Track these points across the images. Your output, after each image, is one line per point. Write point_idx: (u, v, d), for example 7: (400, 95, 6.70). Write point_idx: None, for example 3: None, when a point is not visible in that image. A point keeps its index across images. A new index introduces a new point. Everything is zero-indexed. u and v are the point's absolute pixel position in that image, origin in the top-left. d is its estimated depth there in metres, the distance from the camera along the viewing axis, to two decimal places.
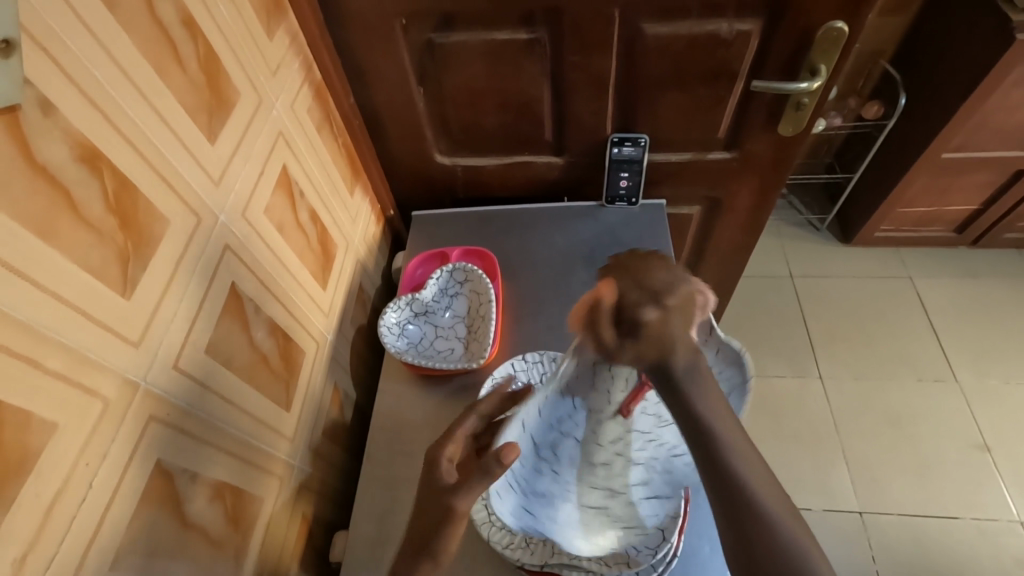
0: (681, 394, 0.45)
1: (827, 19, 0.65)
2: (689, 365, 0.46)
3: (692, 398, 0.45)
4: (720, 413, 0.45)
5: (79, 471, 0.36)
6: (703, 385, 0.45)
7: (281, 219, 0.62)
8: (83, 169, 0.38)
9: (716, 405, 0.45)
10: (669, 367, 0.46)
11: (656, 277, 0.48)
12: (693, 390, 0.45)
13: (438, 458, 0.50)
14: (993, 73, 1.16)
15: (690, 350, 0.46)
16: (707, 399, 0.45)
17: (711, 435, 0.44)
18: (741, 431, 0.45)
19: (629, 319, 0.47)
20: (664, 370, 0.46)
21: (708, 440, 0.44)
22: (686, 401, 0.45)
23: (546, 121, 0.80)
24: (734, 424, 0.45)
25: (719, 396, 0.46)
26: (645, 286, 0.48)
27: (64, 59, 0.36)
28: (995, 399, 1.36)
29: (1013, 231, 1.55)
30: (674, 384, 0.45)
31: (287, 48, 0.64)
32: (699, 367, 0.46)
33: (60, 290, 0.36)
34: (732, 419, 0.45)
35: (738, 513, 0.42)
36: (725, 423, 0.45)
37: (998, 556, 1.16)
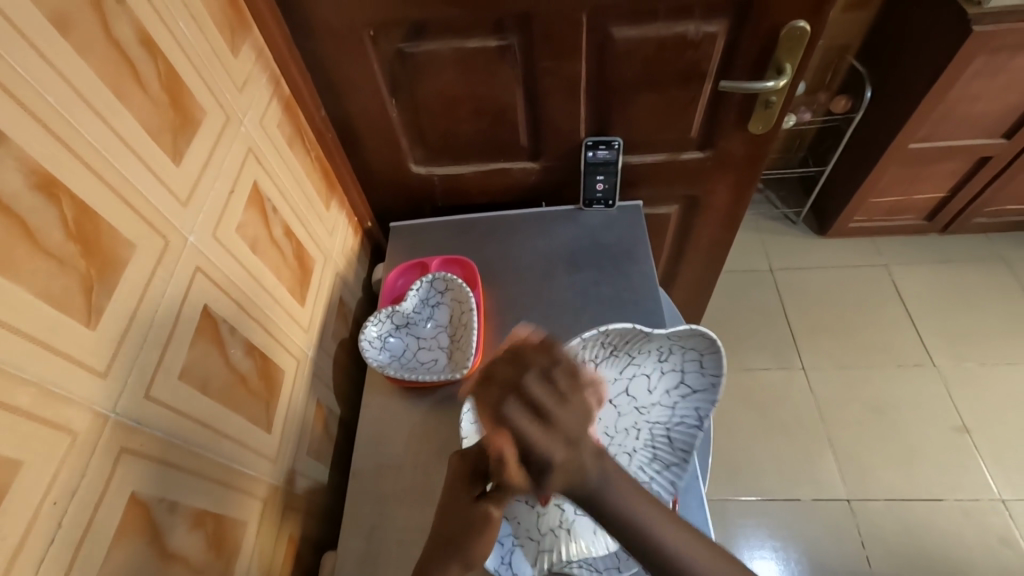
0: (602, 507, 0.43)
1: (790, 19, 0.66)
2: (601, 477, 0.43)
3: (612, 505, 0.43)
4: (643, 505, 0.44)
5: (47, 508, 0.35)
6: (620, 487, 0.43)
7: (254, 237, 0.61)
8: (39, 196, 0.37)
9: (635, 497, 0.44)
10: (584, 486, 0.42)
11: (551, 423, 0.41)
12: (612, 497, 0.43)
13: (455, 475, 0.51)
14: (953, 64, 1.19)
15: (599, 459, 0.43)
16: (623, 491, 0.43)
17: (647, 537, 0.43)
18: (674, 521, 0.44)
19: (533, 463, 0.41)
20: (578, 490, 0.43)
21: (644, 543, 0.43)
22: (607, 512, 0.43)
23: (521, 126, 0.80)
24: (664, 511, 0.44)
25: (637, 488, 0.44)
26: (550, 421, 0.41)
27: (15, 84, 0.35)
28: (973, 382, 1.39)
29: (982, 216, 1.59)
30: (592, 504, 0.43)
31: (254, 63, 0.64)
32: (610, 476, 0.43)
33: (20, 322, 0.35)
34: (656, 504, 0.44)
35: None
36: (653, 515, 0.44)
37: (983, 535, 1.18)
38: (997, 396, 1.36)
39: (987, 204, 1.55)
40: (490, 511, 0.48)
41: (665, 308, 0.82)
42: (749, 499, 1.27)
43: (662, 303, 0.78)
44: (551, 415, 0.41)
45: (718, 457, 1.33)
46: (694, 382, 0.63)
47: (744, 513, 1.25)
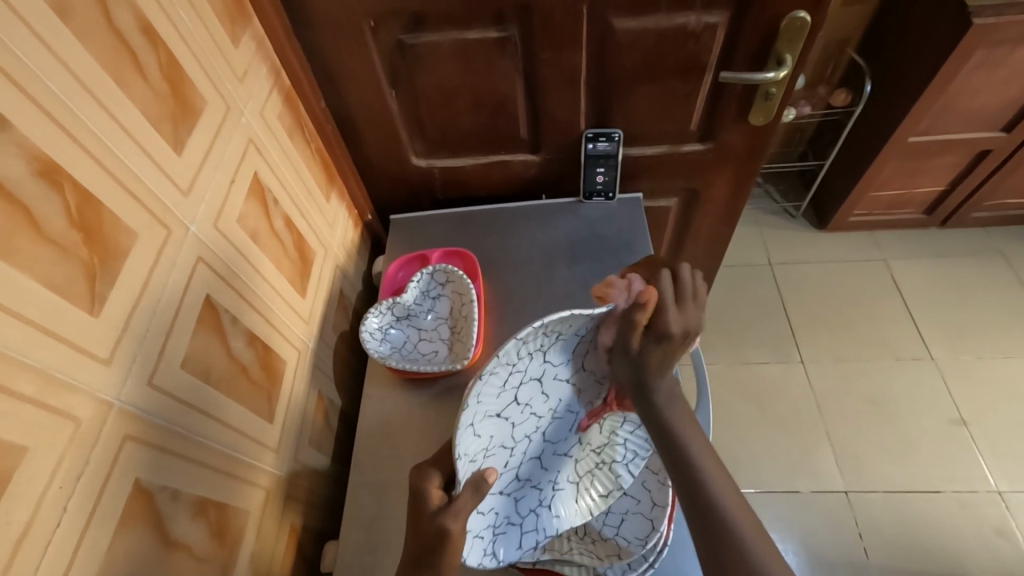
0: (658, 412, 0.51)
1: (791, 9, 0.66)
2: (667, 391, 0.52)
3: (666, 416, 0.51)
4: (693, 434, 0.50)
5: (52, 494, 0.35)
6: (675, 407, 0.52)
7: (255, 228, 0.61)
8: (41, 184, 0.37)
9: (689, 425, 0.50)
10: (653, 385, 0.52)
11: (676, 308, 0.54)
12: (668, 413, 0.51)
13: (422, 489, 0.50)
14: (953, 57, 1.19)
15: (671, 379, 0.53)
16: (680, 417, 0.51)
17: (685, 454, 0.48)
18: (717, 463, 0.49)
19: (656, 329, 0.53)
20: (644, 387, 0.52)
21: (682, 461, 0.48)
22: (660, 415, 0.51)
23: (521, 118, 0.80)
24: (710, 452, 0.49)
25: (693, 424, 0.51)
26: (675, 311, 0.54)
27: (17, 72, 0.35)
28: (970, 375, 1.40)
29: (981, 210, 1.59)
30: (654, 405, 0.51)
31: (254, 54, 0.63)
32: (675, 397, 0.52)
33: (24, 310, 0.35)
34: (704, 440, 0.50)
35: (711, 527, 0.45)
36: (700, 449, 0.49)
37: (979, 526, 1.19)
38: (994, 388, 1.37)
39: (986, 198, 1.55)
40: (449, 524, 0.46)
41: None
42: (748, 491, 1.28)
43: None
44: (668, 307, 0.53)
45: (717, 450, 1.34)
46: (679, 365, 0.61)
47: None
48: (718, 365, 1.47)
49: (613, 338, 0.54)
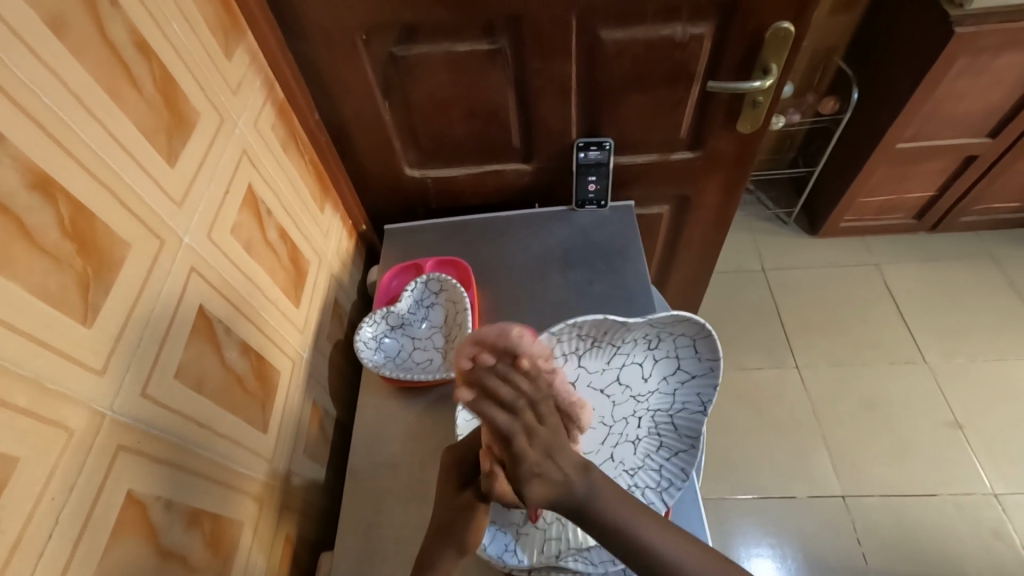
0: (595, 520, 0.42)
1: (775, 20, 0.68)
2: (590, 488, 0.42)
3: (606, 515, 0.42)
4: (644, 521, 0.43)
5: (44, 504, 0.35)
6: (610, 499, 0.43)
7: (249, 239, 0.61)
8: (36, 195, 0.37)
9: (636, 513, 0.43)
10: (573, 499, 0.42)
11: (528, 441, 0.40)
12: (608, 508, 0.42)
13: (456, 469, 0.51)
14: (937, 65, 1.21)
15: (585, 472, 0.42)
16: (619, 508, 0.43)
17: (642, 544, 0.43)
18: (671, 529, 0.44)
19: (516, 469, 0.42)
20: (569, 502, 0.42)
21: (641, 554, 0.43)
22: (600, 522, 0.42)
23: (513, 128, 0.81)
24: (661, 521, 0.44)
25: (637, 505, 0.44)
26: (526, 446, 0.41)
27: (15, 88, 0.36)
28: (963, 377, 1.40)
29: (969, 214, 1.61)
30: (589, 526, 0.43)
31: (248, 67, 0.64)
32: (597, 489, 0.42)
33: (17, 319, 0.35)
34: (651, 515, 0.44)
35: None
36: (655, 529, 0.43)
37: (977, 528, 1.20)
38: (987, 390, 1.38)
39: (974, 202, 1.57)
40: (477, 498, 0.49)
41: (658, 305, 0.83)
42: (745, 497, 1.28)
43: (654, 301, 0.79)
44: (516, 436, 0.39)
45: (714, 455, 1.34)
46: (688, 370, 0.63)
47: (740, 511, 1.26)
48: None
49: (488, 490, 0.46)
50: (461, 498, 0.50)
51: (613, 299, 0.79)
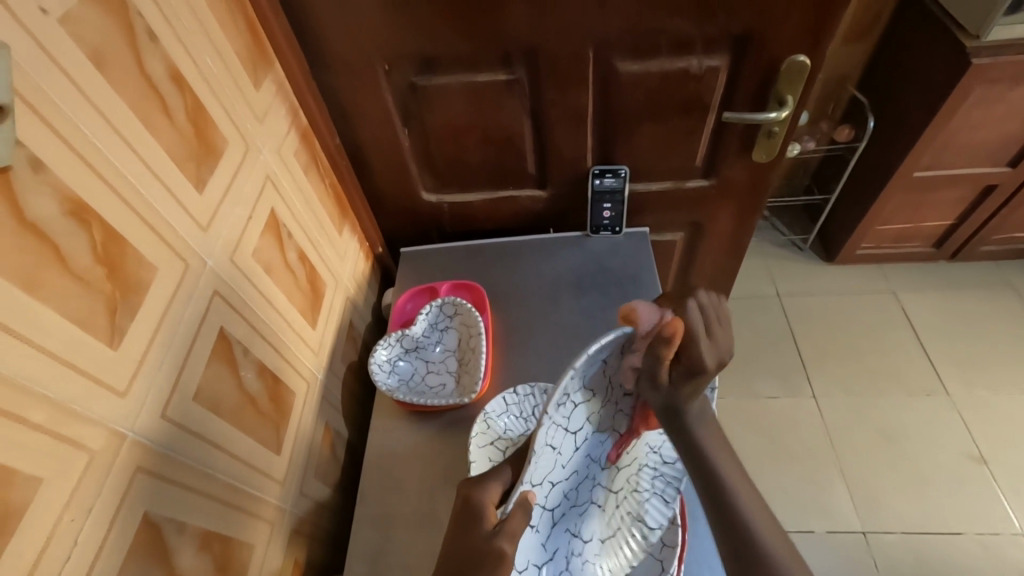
0: (692, 437, 0.47)
1: (790, 53, 0.68)
2: (701, 409, 0.48)
3: (700, 438, 0.47)
4: (726, 459, 0.47)
5: (63, 525, 0.36)
6: (711, 434, 0.48)
7: (270, 261, 0.63)
8: (70, 223, 0.39)
9: (722, 450, 0.47)
10: (686, 409, 0.48)
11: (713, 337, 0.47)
12: (704, 436, 0.47)
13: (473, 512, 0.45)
14: (954, 95, 1.21)
15: (706, 399, 0.49)
16: (714, 441, 0.48)
17: (722, 480, 0.45)
18: (750, 484, 0.47)
19: (687, 360, 0.47)
20: (676, 409, 0.48)
21: (717, 489, 0.45)
22: (694, 441, 0.47)
23: (529, 155, 0.82)
24: (741, 471, 0.47)
25: (725, 444, 0.48)
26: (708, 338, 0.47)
27: (56, 119, 0.38)
28: (988, 410, 1.36)
29: (989, 243, 1.59)
30: (688, 428, 0.47)
31: (274, 95, 0.66)
32: (708, 412, 0.49)
33: (45, 342, 0.36)
34: (736, 462, 0.47)
35: (743, 555, 0.43)
36: (736, 475, 0.46)
37: (1004, 569, 1.15)
38: (1013, 425, 1.34)
39: (994, 232, 1.55)
40: None
41: None
42: None
43: None
44: (700, 337, 0.46)
45: None
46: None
47: None
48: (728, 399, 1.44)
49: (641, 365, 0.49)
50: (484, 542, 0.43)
51: None
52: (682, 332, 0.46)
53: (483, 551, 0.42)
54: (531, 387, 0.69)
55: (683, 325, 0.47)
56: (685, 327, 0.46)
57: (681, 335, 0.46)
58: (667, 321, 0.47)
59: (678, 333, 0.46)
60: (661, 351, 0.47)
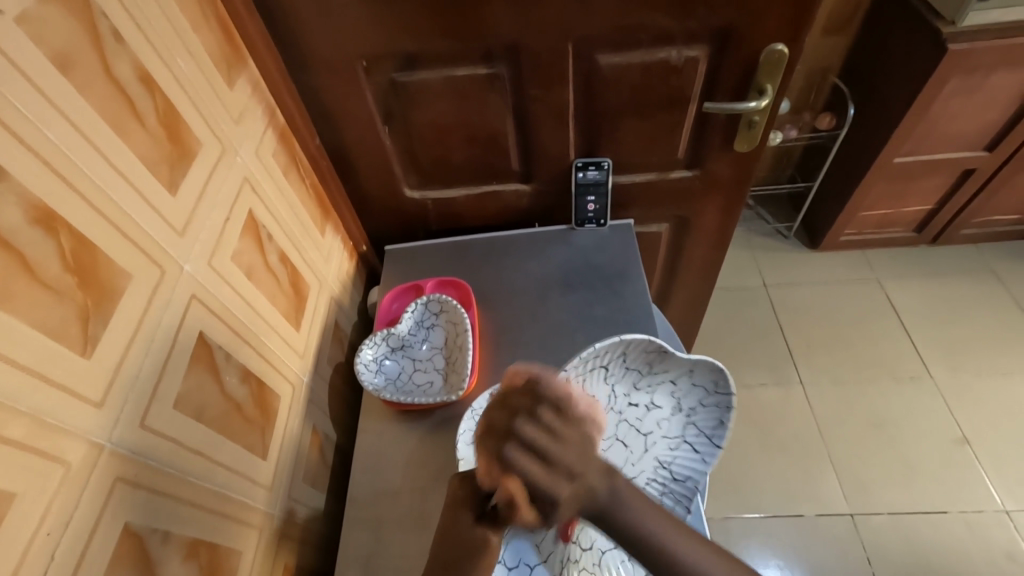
0: (618, 525, 0.43)
1: (769, 43, 0.68)
2: (611, 493, 0.43)
3: (626, 518, 0.43)
4: (655, 519, 0.44)
5: (40, 540, 0.35)
6: (633, 505, 0.43)
7: (250, 264, 0.62)
8: (38, 231, 0.38)
9: (650, 514, 0.44)
10: (598, 506, 0.43)
11: (559, 444, 0.42)
12: (629, 514, 0.43)
13: (456, 508, 0.48)
14: (932, 82, 1.22)
15: (607, 475, 0.43)
16: (639, 507, 0.44)
17: (658, 548, 0.43)
18: (689, 532, 0.44)
19: (543, 499, 0.41)
20: (591, 509, 0.43)
21: (660, 558, 0.43)
22: (622, 526, 0.43)
23: (512, 151, 0.81)
24: (677, 523, 0.45)
25: (652, 504, 0.45)
26: (550, 452, 0.42)
27: (19, 125, 0.37)
28: (969, 391, 1.39)
29: (969, 228, 1.61)
30: (609, 525, 0.43)
31: (250, 95, 0.65)
32: (620, 490, 0.43)
33: (16, 353, 0.35)
34: (670, 517, 0.45)
35: None
36: (669, 531, 0.44)
37: (988, 548, 1.17)
38: (994, 405, 1.37)
39: (973, 216, 1.57)
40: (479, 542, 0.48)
41: (659, 326, 0.83)
42: (752, 517, 1.26)
43: (655, 320, 0.79)
44: (541, 466, 0.41)
45: (720, 476, 1.32)
46: (705, 421, 0.61)
47: (746, 531, 1.24)
48: None
49: (516, 519, 0.44)
50: (470, 530, 0.47)
51: (615, 320, 0.79)
52: (522, 493, 0.41)
53: (471, 542, 0.46)
54: None
55: (518, 481, 0.41)
56: (522, 484, 0.41)
57: (523, 498, 0.41)
58: (500, 482, 0.42)
59: (516, 497, 0.41)
60: (515, 512, 0.42)
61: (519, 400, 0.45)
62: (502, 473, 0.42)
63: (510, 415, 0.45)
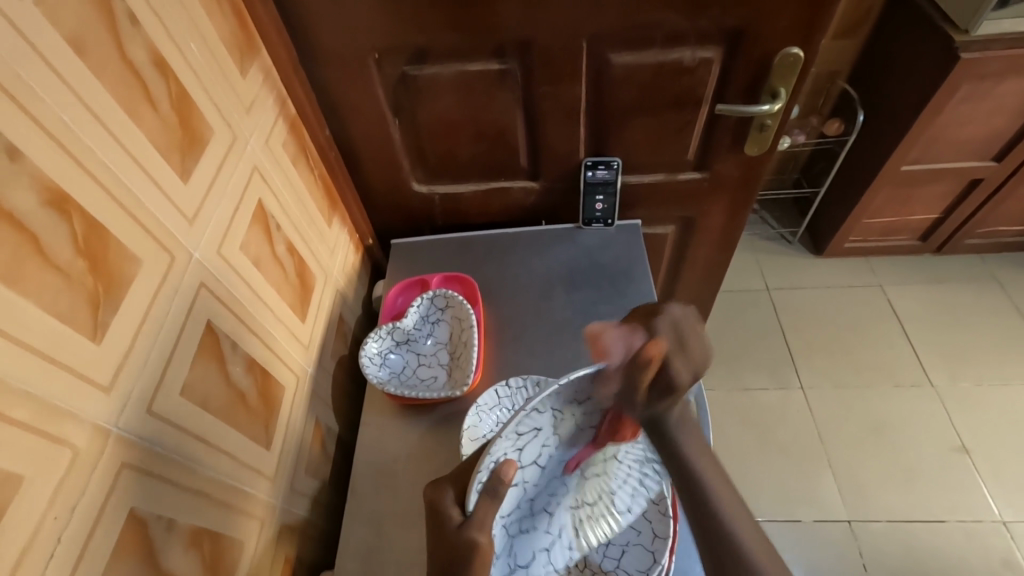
0: (671, 442, 0.51)
1: (783, 46, 0.68)
2: (680, 414, 0.52)
3: (680, 441, 0.51)
4: (700, 454, 0.51)
5: (47, 524, 0.35)
6: (688, 434, 0.51)
7: (258, 254, 0.62)
8: (50, 214, 0.37)
9: (697, 446, 0.51)
10: (666, 418, 0.51)
11: (682, 353, 0.52)
12: (682, 444, 0.51)
13: (439, 508, 0.48)
14: (943, 90, 1.22)
15: (685, 404, 0.52)
16: (690, 437, 0.51)
17: (696, 477, 0.49)
18: (728, 484, 0.50)
19: (664, 379, 0.51)
20: (655, 417, 0.51)
21: (697, 491, 0.49)
22: (674, 446, 0.51)
23: (521, 147, 0.81)
24: (723, 475, 0.50)
25: (703, 444, 0.52)
26: (683, 357, 0.52)
27: (34, 106, 0.36)
28: (971, 401, 1.39)
29: (975, 237, 1.61)
30: (668, 438, 0.51)
31: (261, 84, 0.65)
32: (686, 417, 0.52)
33: (27, 337, 0.35)
34: (719, 468, 0.51)
35: (714, 542, 0.47)
36: (710, 469, 0.50)
37: (985, 557, 1.17)
38: (995, 416, 1.36)
39: (979, 226, 1.57)
40: (477, 537, 0.45)
41: (664, 326, 0.82)
42: None
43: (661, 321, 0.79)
44: (673, 356, 0.51)
45: None
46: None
47: None
48: (717, 391, 1.46)
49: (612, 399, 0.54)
50: (457, 536, 0.46)
51: (621, 320, 0.79)
52: (657, 356, 0.50)
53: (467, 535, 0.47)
54: (523, 381, 0.69)
55: (660, 348, 0.50)
56: (660, 350, 0.50)
57: (655, 359, 0.50)
58: (646, 346, 0.50)
59: (654, 355, 0.50)
60: (632, 376, 0.50)
61: (662, 325, 0.54)
62: (647, 342, 0.51)
63: (649, 329, 0.54)
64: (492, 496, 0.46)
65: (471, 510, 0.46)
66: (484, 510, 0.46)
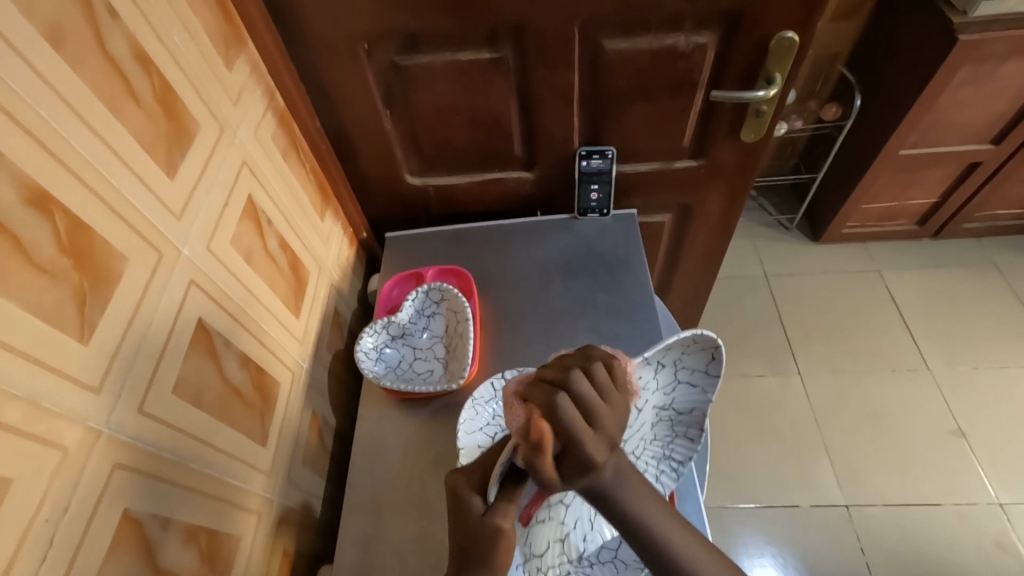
0: (615, 512, 0.40)
1: (779, 29, 0.67)
2: (617, 478, 0.40)
3: (627, 507, 0.40)
4: (654, 512, 0.41)
5: (37, 525, 0.35)
6: (637, 495, 0.40)
7: (250, 248, 0.61)
8: (32, 212, 0.37)
9: (648, 504, 0.41)
10: (600, 493, 0.39)
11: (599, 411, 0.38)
12: (631, 508, 0.40)
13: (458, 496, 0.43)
14: (941, 72, 1.21)
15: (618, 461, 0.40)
16: (636, 497, 0.40)
17: (653, 543, 0.40)
18: (688, 529, 0.42)
19: (574, 461, 0.37)
20: (593, 494, 0.39)
21: (659, 556, 0.40)
22: (622, 519, 0.40)
23: (515, 136, 0.80)
24: (681, 523, 0.42)
25: (651, 492, 0.42)
26: (596, 425, 0.38)
27: (12, 101, 0.36)
28: (968, 385, 1.40)
29: (973, 221, 1.60)
30: (608, 510, 0.40)
31: (248, 76, 0.64)
32: (626, 475, 0.40)
33: (13, 338, 0.35)
34: (675, 516, 0.42)
35: None
36: (663, 521, 0.41)
37: (980, 539, 1.19)
38: (992, 399, 1.37)
39: (977, 210, 1.56)
40: None
41: (661, 315, 0.82)
42: (748, 506, 1.27)
43: (658, 310, 0.79)
44: (583, 431, 0.37)
45: (716, 465, 1.33)
46: (698, 360, 0.55)
47: (742, 520, 1.25)
48: None
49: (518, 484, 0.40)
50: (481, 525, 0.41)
51: (618, 310, 0.78)
52: (552, 443, 0.36)
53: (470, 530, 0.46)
54: (519, 373, 0.69)
55: (551, 428, 0.35)
56: (555, 431, 0.36)
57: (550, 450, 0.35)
58: (535, 426, 0.36)
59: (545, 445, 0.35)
60: (534, 467, 0.36)
61: (571, 373, 0.39)
62: (534, 418, 0.36)
63: (549, 387, 0.38)
64: (519, 479, 0.42)
65: (493, 499, 0.41)
66: (512, 495, 0.42)
